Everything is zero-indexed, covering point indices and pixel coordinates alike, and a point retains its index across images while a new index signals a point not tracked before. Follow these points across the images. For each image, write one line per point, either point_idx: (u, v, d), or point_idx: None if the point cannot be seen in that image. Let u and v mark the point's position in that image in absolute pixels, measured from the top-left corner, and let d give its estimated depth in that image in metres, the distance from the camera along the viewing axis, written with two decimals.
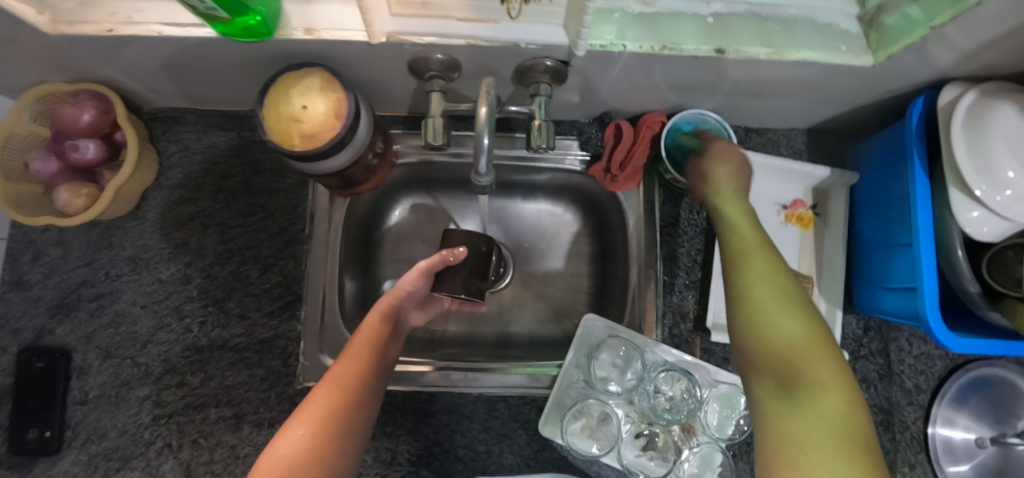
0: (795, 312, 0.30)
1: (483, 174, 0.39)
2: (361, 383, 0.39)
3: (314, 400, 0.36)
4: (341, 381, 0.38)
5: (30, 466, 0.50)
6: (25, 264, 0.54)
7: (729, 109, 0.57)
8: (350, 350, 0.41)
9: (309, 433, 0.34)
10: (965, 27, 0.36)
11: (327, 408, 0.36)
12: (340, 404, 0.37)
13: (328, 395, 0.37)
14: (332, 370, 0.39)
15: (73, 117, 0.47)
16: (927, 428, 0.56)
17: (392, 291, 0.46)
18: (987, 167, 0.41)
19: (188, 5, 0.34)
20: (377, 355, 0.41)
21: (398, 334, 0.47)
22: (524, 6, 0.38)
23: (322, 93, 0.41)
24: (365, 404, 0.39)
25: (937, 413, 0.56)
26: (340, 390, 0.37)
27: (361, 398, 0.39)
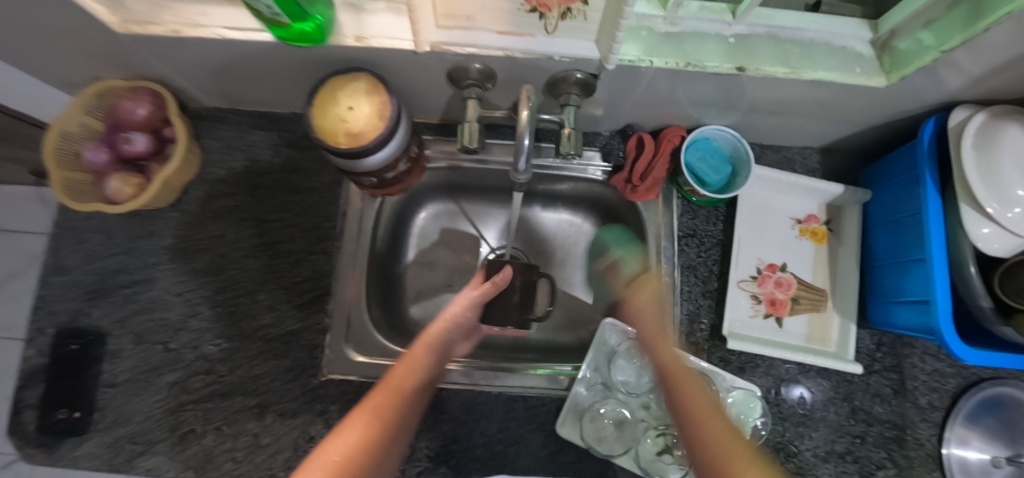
0: None
1: (522, 173, 0.42)
2: (396, 413, 0.41)
3: (350, 426, 0.38)
4: (378, 411, 0.40)
5: (54, 447, 0.51)
6: (67, 249, 0.56)
7: (747, 127, 0.59)
8: (387, 382, 0.42)
9: (341, 462, 0.34)
10: (972, 51, 0.38)
11: (362, 436, 0.37)
12: (377, 433, 0.38)
13: (365, 425, 0.38)
14: (370, 398, 0.41)
15: (130, 111, 0.50)
16: (941, 450, 0.56)
17: (444, 322, 0.51)
18: (998, 185, 0.42)
19: (254, 10, 0.38)
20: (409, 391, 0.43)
21: (435, 370, 0.49)
22: (560, 22, 0.41)
23: (368, 96, 0.44)
24: (396, 438, 0.40)
25: (949, 436, 0.56)
26: (376, 421, 0.39)
27: (396, 430, 0.40)
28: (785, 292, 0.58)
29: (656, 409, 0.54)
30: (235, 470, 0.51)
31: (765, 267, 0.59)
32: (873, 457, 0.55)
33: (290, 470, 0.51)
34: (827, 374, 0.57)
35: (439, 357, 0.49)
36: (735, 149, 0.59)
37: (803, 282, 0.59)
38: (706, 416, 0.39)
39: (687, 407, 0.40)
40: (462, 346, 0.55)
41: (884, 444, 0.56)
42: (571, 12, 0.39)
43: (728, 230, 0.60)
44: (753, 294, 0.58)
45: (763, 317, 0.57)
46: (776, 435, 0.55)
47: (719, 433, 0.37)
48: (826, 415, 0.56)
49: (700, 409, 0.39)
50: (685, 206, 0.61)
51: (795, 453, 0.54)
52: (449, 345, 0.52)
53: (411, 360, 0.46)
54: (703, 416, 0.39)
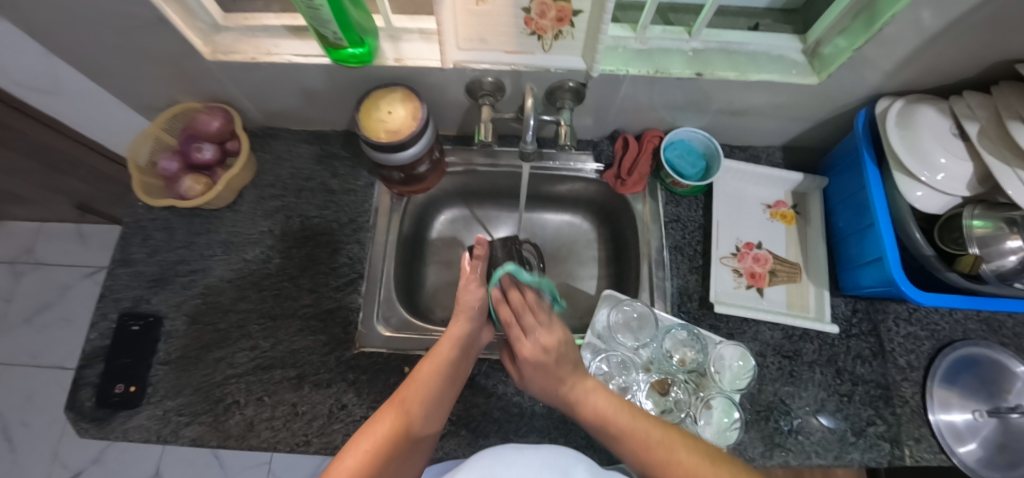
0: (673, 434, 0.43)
1: (529, 142, 0.53)
2: (421, 407, 0.46)
3: (380, 420, 0.44)
4: (404, 406, 0.45)
5: (107, 420, 0.55)
6: (134, 245, 0.65)
7: (714, 128, 0.71)
8: (415, 377, 0.48)
9: (370, 451, 0.41)
10: (873, 48, 0.50)
11: (389, 427, 0.43)
12: (403, 425, 0.44)
13: (393, 418, 0.44)
14: (396, 395, 0.47)
15: (206, 124, 0.62)
16: (930, 420, 0.59)
17: (465, 318, 0.53)
18: (924, 156, 0.52)
19: (321, 36, 0.50)
20: (436, 384, 0.48)
21: (468, 360, 0.53)
22: (554, 42, 0.53)
23: (403, 103, 0.56)
24: (426, 427, 0.46)
25: (932, 403, 0.60)
26: (403, 412, 0.45)
27: (425, 419, 0.46)
28: (762, 266, 0.66)
29: (657, 368, 0.59)
30: (273, 437, 0.55)
31: (743, 245, 0.67)
32: (862, 414, 0.60)
33: (323, 436, 0.55)
34: (810, 338, 0.63)
35: (464, 350, 0.53)
36: (708, 147, 0.69)
37: (778, 258, 0.67)
38: (623, 417, 0.45)
39: (608, 412, 0.46)
40: (485, 337, 0.57)
41: (871, 402, 0.60)
42: (562, 33, 0.51)
43: (707, 215, 0.69)
44: (734, 268, 0.65)
45: (745, 287, 0.65)
46: (768, 395, 0.60)
47: (644, 428, 0.44)
48: (812, 375, 0.61)
49: (616, 413, 0.46)
50: (669, 196, 0.71)
51: (787, 411, 0.59)
52: (473, 338, 0.54)
53: (435, 357, 0.50)
54: (627, 420, 0.45)
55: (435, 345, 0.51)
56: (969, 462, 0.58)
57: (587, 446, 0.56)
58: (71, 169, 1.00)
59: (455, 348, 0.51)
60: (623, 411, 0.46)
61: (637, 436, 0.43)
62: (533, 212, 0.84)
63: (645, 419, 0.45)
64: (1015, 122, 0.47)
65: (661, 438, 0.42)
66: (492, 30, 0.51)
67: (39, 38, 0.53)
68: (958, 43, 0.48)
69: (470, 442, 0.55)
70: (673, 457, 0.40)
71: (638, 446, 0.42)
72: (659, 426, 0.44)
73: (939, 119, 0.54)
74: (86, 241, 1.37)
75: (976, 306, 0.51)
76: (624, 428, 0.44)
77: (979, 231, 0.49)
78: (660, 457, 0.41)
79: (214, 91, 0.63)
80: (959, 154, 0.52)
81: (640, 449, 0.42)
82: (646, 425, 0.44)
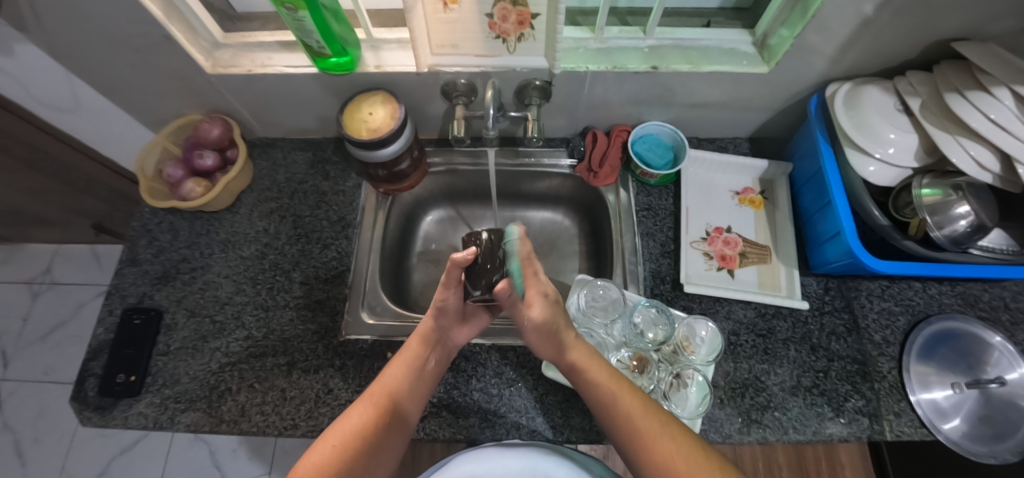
0: (656, 410, 0.45)
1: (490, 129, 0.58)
2: (390, 401, 0.47)
3: (351, 414, 0.45)
4: (374, 400, 0.46)
5: (109, 409, 0.58)
6: (141, 247, 0.70)
7: (680, 122, 0.75)
8: (387, 373, 0.49)
9: (339, 445, 0.43)
10: (811, 34, 0.54)
11: (359, 422, 0.44)
12: (372, 419, 0.45)
13: (363, 413, 0.45)
14: (368, 390, 0.48)
15: (207, 132, 0.68)
16: (909, 398, 0.58)
17: (432, 314, 0.51)
18: (873, 132, 0.55)
19: (307, 46, 0.55)
20: (406, 379, 0.49)
21: (440, 355, 0.53)
22: (519, 43, 0.58)
23: (384, 104, 0.61)
24: (398, 421, 0.46)
25: (910, 380, 0.59)
26: (372, 408, 0.45)
27: (395, 413, 0.46)
28: (732, 249, 0.68)
29: (631, 346, 0.61)
30: (263, 422, 0.57)
31: (713, 230, 0.70)
32: (839, 389, 0.59)
33: (310, 420, 0.56)
34: (783, 316, 0.64)
35: (435, 346, 0.53)
36: (674, 139, 0.73)
37: (748, 241, 0.69)
38: (621, 395, 0.45)
39: (609, 390, 0.46)
40: (462, 333, 0.56)
41: (847, 377, 0.60)
42: (524, 36, 0.56)
43: (678, 203, 0.72)
44: (705, 252, 0.68)
45: (716, 269, 0.67)
46: (743, 372, 0.60)
47: (638, 409, 0.44)
48: (786, 352, 0.62)
49: (614, 388, 0.46)
50: (642, 187, 0.74)
51: (763, 388, 0.59)
52: (444, 334, 0.53)
53: (404, 353, 0.50)
54: (623, 398, 0.45)
55: (405, 341, 0.52)
56: (954, 437, 0.57)
57: (564, 424, 0.57)
58: (89, 187, 1.08)
59: (425, 344, 0.51)
60: (622, 390, 0.46)
61: (632, 415, 0.44)
62: (516, 211, 0.88)
63: (639, 398, 0.46)
64: (952, 94, 0.50)
65: (650, 416, 0.44)
66: (461, 36, 0.57)
67: (64, 59, 0.60)
68: (889, 26, 0.52)
69: (450, 422, 0.57)
70: (661, 438, 0.42)
71: (630, 421, 0.43)
72: (650, 407, 0.45)
73: (884, 96, 0.57)
74: (101, 261, 1.44)
75: (933, 273, 0.53)
76: (621, 406, 0.45)
77: (928, 198, 0.52)
78: (651, 434, 0.42)
79: (216, 103, 0.70)
80: (905, 127, 0.55)
81: (631, 430, 0.43)
82: (641, 403, 0.45)
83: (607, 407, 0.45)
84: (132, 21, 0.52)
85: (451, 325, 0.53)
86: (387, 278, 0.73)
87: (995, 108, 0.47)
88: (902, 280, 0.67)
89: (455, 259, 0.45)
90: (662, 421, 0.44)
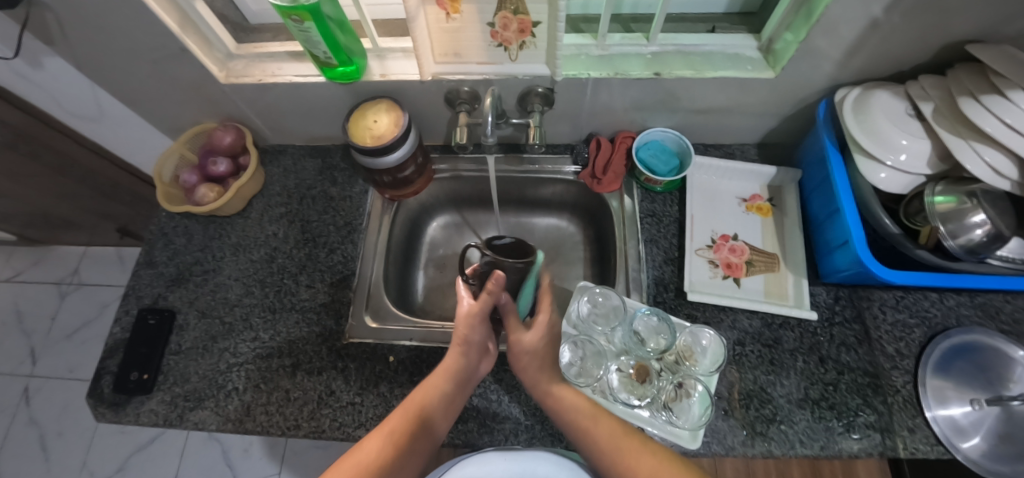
0: (631, 431, 0.45)
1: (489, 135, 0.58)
2: (411, 437, 0.45)
3: (366, 445, 0.44)
4: (393, 433, 0.45)
5: (123, 405, 0.61)
6: (157, 250, 0.73)
7: (685, 128, 0.74)
8: (407, 404, 0.48)
9: None
10: (817, 38, 0.53)
11: (376, 457, 0.43)
12: (390, 455, 0.43)
13: (379, 446, 0.44)
14: (387, 421, 0.47)
15: (221, 139, 0.71)
16: (924, 413, 0.56)
17: (458, 348, 0.52)
18: (884, 138, 0.54)
19: (314, 56, 0.57)
20: (428, 416, 0.47)
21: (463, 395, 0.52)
22: (520, 51, 0.58)
23: (388, 112, 0.63)
24: (413, 460, 0.45)
25: (925, 394, 0.57)
26: (390, 442, 0.44)
27: (412, 452, 0.45)
28: (738, 257, 0.67)
29: (632, 355, 0.60)
30: (267, 421, 0.58)
31: (718, 237, 0.69)
32: (849, 403, 0.57)
33: (312, 421, 0.57)
34: (790, 326, 0.62)
35: (462, 380, 0.51)
36: (680, 145, 0.73)
37: (755, 248, 0.68)
38: (594, 420, 0.46)
39: (581, 413, 0.46)
40: (484, 368, 0.55)
41: (858, 390, 0.58)
42: (525, 44, 0.57)
43: (683, 210, 0.71)
44: (710, 259, 0.67)
45: (721, 278, 0.66)
46: (749, 383, 0.59)
47: (612, 432, 0.45)
48: (794, 363, 0.60)
49: (588, 415, 0.46)
50: (646, 193, 0.73)
51: (769, 399, 0.58)
52: (471, 368, 0.52)
53: (428, 386, 0.49)
54: (596, 423, 0.46)
55: (429, 374, 0.50)
56: (973, 456, 0.54)
57: (562, 432, 0.56)
58: (113, 192, 1.13)
59: (450, 379, 0.50)
60: (597, 414, 0.47)
61: (609, 441, 0.44)
62: (521, 217, 0.88)
63: (612, 423, 0.46)
64: (965, 98, 0.49)
65: (628, 438, 0.44)
66: (463, 45, 0.58)
67: (88, 69, 0.63)
68: (898, 28, 0.51)
69: (449, 427, 0.57)
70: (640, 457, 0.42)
71: (608, 447, 0.44)
72: (626, 432, 0.45)
73: (895, 101, 0.56)
74: (125, 263, 1.50)
75: (945, 283, 0.52)
76: (593, 428, 0.45)
77: (941, 206, 0.50)
78: (629, 451, 0.42)
79: (229, 111, 0.72)
80: (917, 133, 0.53)
81: (609, 452, 0.43)
82: (614, 426, 0.46)
83: (586, 434, 0.45)
84: (149, 34, 0.55)
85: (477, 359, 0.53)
86: (392, 281, 0.74)
87: (1010, 112, 0.45)
88: (917, 291, 0.64)
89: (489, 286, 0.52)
90: (639, 443, 0.44)
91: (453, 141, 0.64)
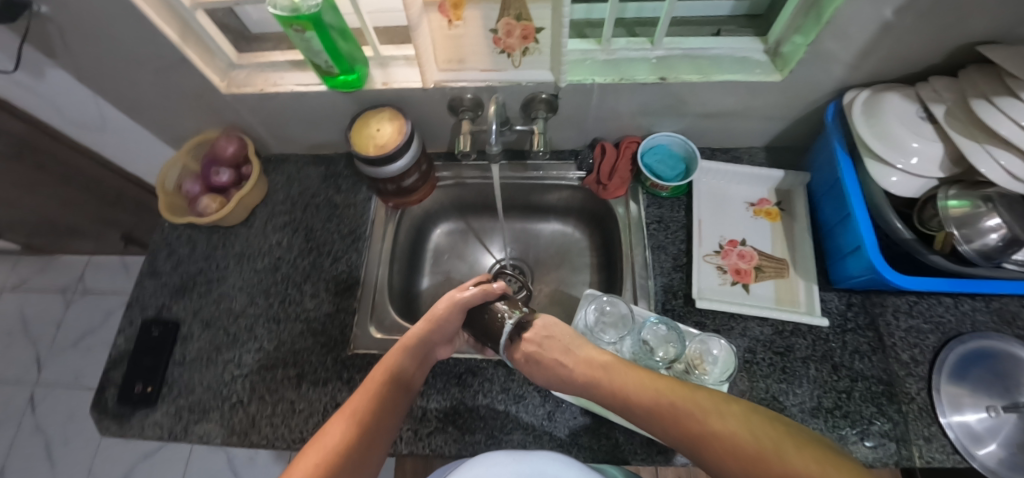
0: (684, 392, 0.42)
1: (494, 144, 0.58)
2: (372, 415, 0.45)
3: (332, 429, 0.43)
4: (356, 415, 0.44)
5: (127, 417, 0.60)
6: (160, 260, 0.72)
7: (692, 132, 0.73)
8: (367, 385, 0.47)
9: (320, 464, 0.40)
10: (827, 40, 0.52)
11: (341, 439, 0.42)
12: (353, 436, 0.43)
13: (344, 429, 0.43)
14: (349, 403, 0.46)
15: (224, 149, 0.71)
16: (939, 420, 0.55)
17: (420, 326, 0.51)
18: (895, 141, 0.52)
19: (316, 65, 0.56)
20: (386, 393, 0.47)
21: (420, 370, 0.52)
22: (524, 57, 0.58)
23: (391, 120, 0.63)
24: (375, 438, 0.44)
25: (940, 401, 0.56)
26: (353, 423, 0.44)
27: (373, 432, 0.44)
28: (748, 262, 0.66)
29: (640, 364, 0.58)
30: (272, 433, 0.57)
31: (727, 243, 0.68)
32: (863, 411, 0.56)
33: None
34: (801, 333, 0.61)
35: (417, 358, 0.52)
36: (686, 150, 0.72)
37: (765, 254, 0.67)
38: (645, 385, 0.43)
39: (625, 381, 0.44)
40: (443, 350, 0.55)
41: (872, 398, 0.57)
42: (529, 50, 0.56)
43: (690, 215, 0.71)
44: (718, 265, 0.66)
45: (731, 284, 0.65)
46: (760, 392, 0.58)
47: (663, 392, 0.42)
48: (806, 371, 0.59)
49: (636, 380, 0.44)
50: (653, 199, 0.73)
51: (781, 409, 0.57)
52: (428, 348, 0.53)
53: (386, 363, 0.49)
54: (649, 386, 0.43)
55: (388, 350, 0.50)
56: (990, 465, 0.52)
57: (571, 443, 0.56)
58: (117, 201, 1.13)
59: (406, 353, 0.50)
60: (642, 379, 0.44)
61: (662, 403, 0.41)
62: (526, 223, 0.88)
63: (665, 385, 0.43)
64: (978, 101, 0.48)
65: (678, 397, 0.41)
66: (466, 52, 0.57)
67: (90, 80, 0.63)
68: (910, 30, 0.50)
69: (456, 438, 0.56)
70: (695, 410, 0.38)
71: (664, 408, 0.40)
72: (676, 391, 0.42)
73: (906, 104, 0.55)
74: (129, 270, 1.50)
75: (964, 288, 0.51)
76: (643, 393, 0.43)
77: (955, 210, 0.49)
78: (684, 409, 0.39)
79: (233, 121, 0.72)
80: (929, 136, 0.52)
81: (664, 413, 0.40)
82: (664, 385, 0.43)
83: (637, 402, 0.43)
84: (151, 45, 0.54)
85: (437, 340, 0.53)
86: (396, 290, 0.73)
87: None
88: (931, 296, 0.63)
89: (492, 288, 0.54)
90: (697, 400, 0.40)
91: (458, 148, 0.63)
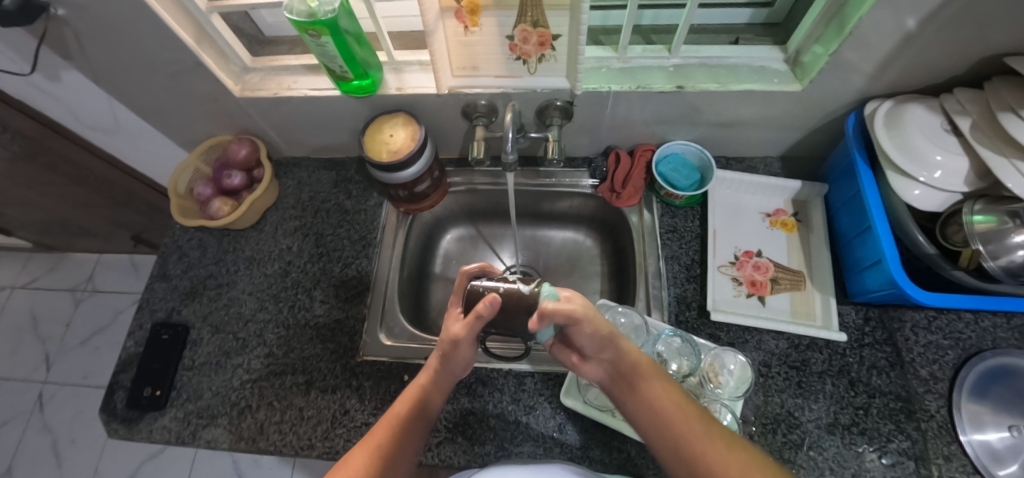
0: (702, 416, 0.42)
1: (509, 151, 0.57)
2: (394, 450, 0.43)
3: (352, 459, 0.42)
4: (378, 446, 0.43)
5: (135, 421, 0.60)
6: (171, 263, 0.72)
7: (706, 141, 0.72)
8: (389, 417, 0.46)
9: None
10: (849, 50, 0.51)
11: (362, 472, 0.41)
12: (375, 469, 0.41)
13: (364, 461, 0.42)
14: (371, 433, 0.45)
15: (236, 153, 0.70)
16: (959, 438, 0.53)
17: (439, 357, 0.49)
18: (918, 154, 0.51)
19: (330, 70, 0.56)
20: (408, 428, 0.45)
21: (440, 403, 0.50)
22: (539, 64, 0.57)
23: (405, 126, 0.62)
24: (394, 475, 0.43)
25: (960, 418, 0.54)
26: (376, 456, 0.42)
27: (395, 465, 0.43)
28: (763, 274, 0.65)
29: None
30: (280, 441, 0.57)
31: (742, 254, 0.67)
32: (881, 428, 0.55)
33: (326, 441, 0.56)
34: (818, 347, 0.60)
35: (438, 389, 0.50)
36: (701, 159, 0.71)
37: (780, 266, 0.66)
38: (666, 403, 0.43)
39: (646, 384, 0.44)
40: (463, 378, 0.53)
41: (889, 416, 0.56)
42: (545, 57, 0.55)
43: (705, 225, 0.70)
44: (733, 277, 0.66)
45: (746, 296, 0.64)
46: (774, 407, 0.57)
47: (679, 412, 0.42)
48: (822, 386, 0.58)
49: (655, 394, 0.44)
50: (667, 208, 0.72)
51: (797, 425, 0.56)
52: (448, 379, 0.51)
53: (406, 398, 0.48)
54: (668, 408, 0.42)
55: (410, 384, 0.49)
56: None
57: (582, 455, 0.55)
58: (128, 201, 1.13)
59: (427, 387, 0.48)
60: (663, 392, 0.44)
61: (676, 424, 0.41)
62: (537, 230, 0.87)
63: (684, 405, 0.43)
64: (1006, 114, 0.47)
65: (695, 419, 0.42)
66: (481, 58, 0.57)
67: (106, 83, 0.63)
68: (934, 42, 0.49)
69: (466, 449, 0.56)
70: (711, 442, 0.39)
71: (675, 431, 0.41)
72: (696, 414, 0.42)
73: (930, 116, 0.53)
74: (138, 270, 1.50)
75: (984, 305, 0.50)
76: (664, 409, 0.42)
77: (980, 226, 0.48)
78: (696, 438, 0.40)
79: (245, 124, 0.72)
80: (954, 149, 0.51)
81: (677, 433, 0.41)
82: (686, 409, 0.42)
83: (645, 410, 0.43)
84: (166, 49, 0.54)
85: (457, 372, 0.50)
86: (405, 296, 0.73)
87: None
88: (952, 311, 0.61)
89: (478, 309, 0.42)
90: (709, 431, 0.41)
91: (472, 156, 0.63)
